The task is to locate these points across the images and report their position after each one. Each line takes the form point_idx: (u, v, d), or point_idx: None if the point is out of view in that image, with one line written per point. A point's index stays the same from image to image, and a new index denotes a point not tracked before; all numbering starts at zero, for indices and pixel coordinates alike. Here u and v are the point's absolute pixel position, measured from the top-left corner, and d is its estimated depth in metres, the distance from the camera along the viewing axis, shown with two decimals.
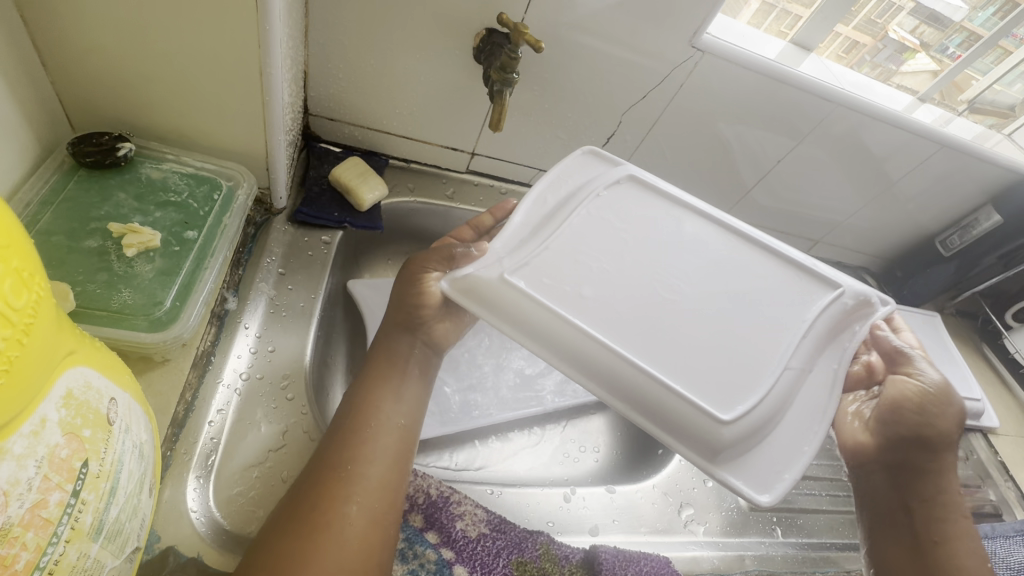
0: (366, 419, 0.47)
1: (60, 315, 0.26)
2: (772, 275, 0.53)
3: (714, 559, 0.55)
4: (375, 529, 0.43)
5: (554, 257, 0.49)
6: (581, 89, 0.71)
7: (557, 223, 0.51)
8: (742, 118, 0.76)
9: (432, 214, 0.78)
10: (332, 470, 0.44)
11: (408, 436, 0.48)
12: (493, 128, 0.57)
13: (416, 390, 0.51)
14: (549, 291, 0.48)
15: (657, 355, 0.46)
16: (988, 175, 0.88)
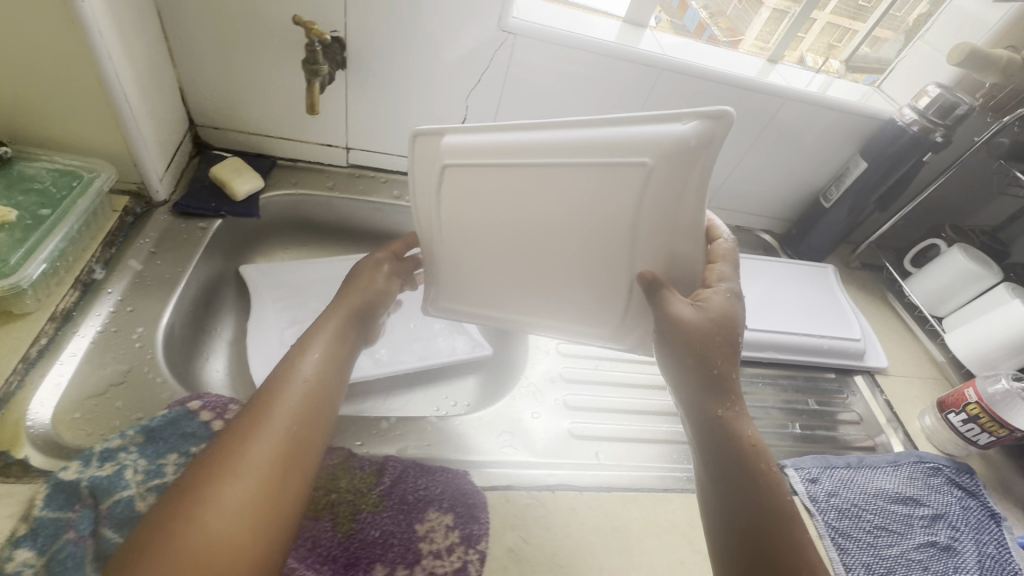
0: (281, 379, 0.52)
1: None
2: (590, 173, 0.54)
3: (519, 475, 0.60)
4: (281, 467, 0.46)
5: (457, 278, 0.70)
6: (420, 80, 0.80)
7: (441, 245, 0.67)
8: (578, 92, 0.83)
9: (316, 205, 0.89)
10: (246, 421, 0.48)
11: (325, 393, 0.53)
12: (309, 111, 0.65)
13: (334, 358, 0.57)
14: (460, 300, 0.73)
15: (542, 298, 0.68)
16: (846, 123, 0.91)
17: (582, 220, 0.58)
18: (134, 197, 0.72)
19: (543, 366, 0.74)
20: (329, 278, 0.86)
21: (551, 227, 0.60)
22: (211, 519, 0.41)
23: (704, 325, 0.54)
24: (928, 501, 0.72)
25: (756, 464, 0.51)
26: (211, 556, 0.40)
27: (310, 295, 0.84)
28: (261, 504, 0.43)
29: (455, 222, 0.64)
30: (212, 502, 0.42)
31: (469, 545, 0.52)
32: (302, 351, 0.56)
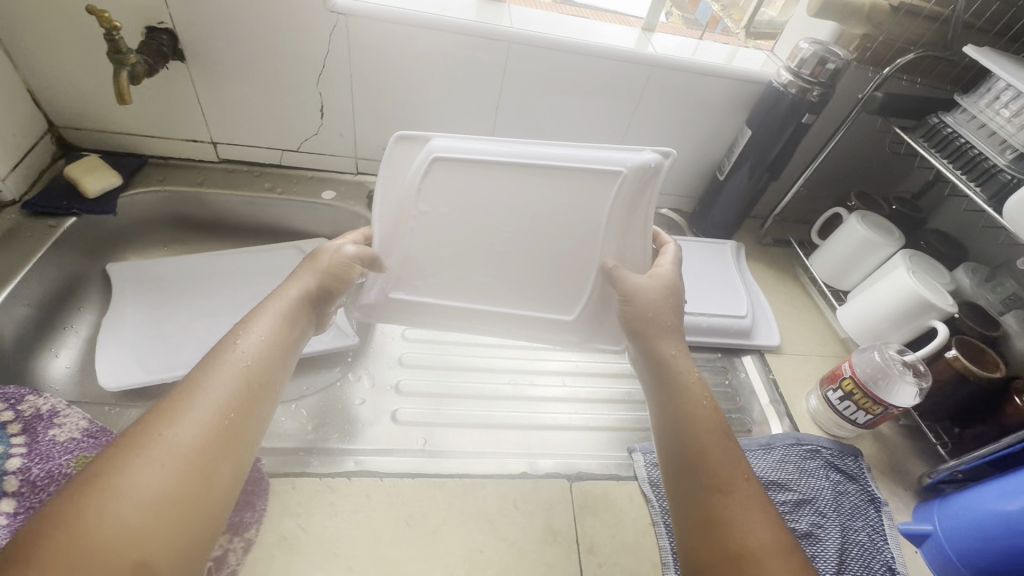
0: (218, 357, 0.47)
1: None
2: (554, 181, 0.62)
3: (319, 460, 0.58)
4: (207, 450, 0.42)
5: (419, 265, 0.65)
6: (266, 69, 0.79)
7: (406, 228, 0.64)
8: (431, 71, 0.80)
9: (186, 201, 0.89)
10: (164, 403, 0.43)
11: (264, 373, 0.48)
12: (122, 101, 0.65)
13: (284, 335, 0.52)
14: (418, 290, 0.66)
15: (509, 293, 0.66)
16: (727, 89, 0.87)
17: (545, 222, 0.64)
18: None
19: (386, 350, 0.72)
20: (199, 274, 0.88)
21: (521, 222, 0.64)
22: (109, 507, 0.36)
23: (654, 291, 0.60)
24: (795, 486, 0.66)
25: (698, 418, 0.51)
26: (113, 547, 0.35)
27: (176, 291, 0.85)
28: (189, 489, 0.39)
29: (428, 210, 0.63)
30: (123, 484, 0.37)
31: (234, 534, 0.50)
32: (244, 327, 0.51)
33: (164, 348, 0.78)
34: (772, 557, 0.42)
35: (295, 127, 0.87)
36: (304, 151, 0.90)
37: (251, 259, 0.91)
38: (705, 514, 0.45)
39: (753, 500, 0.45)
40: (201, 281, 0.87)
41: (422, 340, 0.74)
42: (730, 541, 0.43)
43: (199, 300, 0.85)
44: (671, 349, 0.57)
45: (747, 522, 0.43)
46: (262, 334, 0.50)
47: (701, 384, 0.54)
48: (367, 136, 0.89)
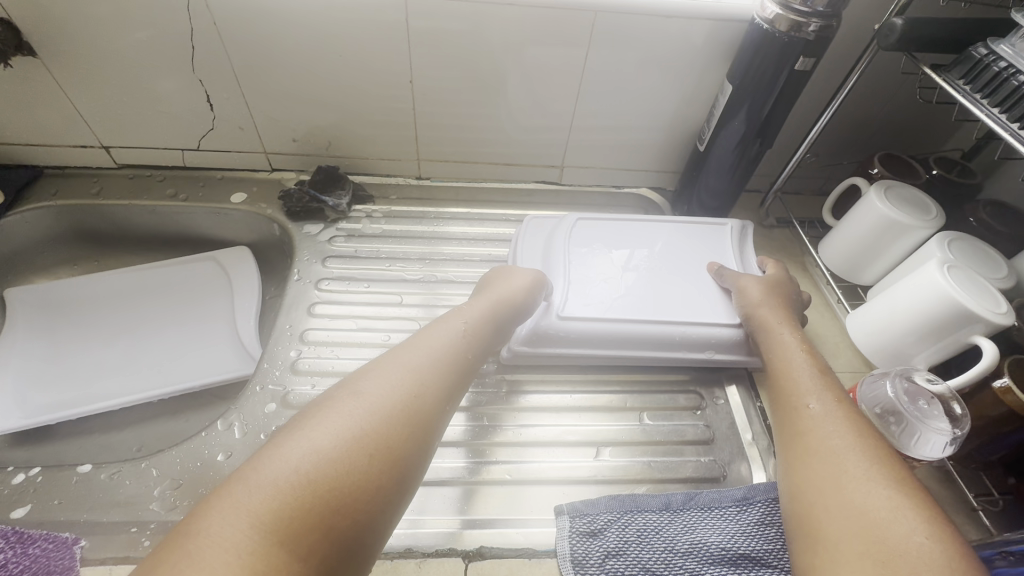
0: (424, 332, 0.51)
1: None
2: (677, 231, 0.74)
3: (156, 537, 0.48)
4: (401, 413, 0.40)
5: (576, 287, 0.66)
6: (126, 56, 0.67)
7: (558, 264, 0.69)
8: (319, 40, 0.67)
9: (84, 215, 0.80)
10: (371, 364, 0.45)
11: (458, 356, 0.49)
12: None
13: (475, 328, 0.53)
14: (589, 309, 0.64)
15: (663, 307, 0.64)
16: (699, 34, 0.68)
17: (678, 259, 0.70)
18: None
19: (267, 388, 0.61)
20: (102, 294, 0.79)
21: (655, 259, 0.70)
22: (302, 442, 0.36)
23: (758, 283, 0.62)
24: (777, 561, 0.49)
25: (794, 367, 0.52)
26: (333, 454, 0.36)
27: (74, 317, 0.77)
28: (383, 447, 0.38)
29: (571, 256, 0.70)
30: (325, 422, 0.38)
31: None
32: (457, 320, 0.54)
33: (55, 386, 0.71)
34: (848, 454, 0.41)
35: (185, 122, 0.75)
36: (204, 149, 0.79)
37: (158, 274, 0.82)
38: (795, 434, 0.46)
39: (848, 420, 0.44)
40: (104, 302, 0.79)
41: (314, 373, 0.62)
42: (812, 447, 0.43)
43: (98, 325, 0.77)
44: (772, 315, 0.59)
45: (825, 434, 0.43)
46: (461, 324, 0.53)
47: (803, 342, 0.54)
48: (269, 127, 0.77)
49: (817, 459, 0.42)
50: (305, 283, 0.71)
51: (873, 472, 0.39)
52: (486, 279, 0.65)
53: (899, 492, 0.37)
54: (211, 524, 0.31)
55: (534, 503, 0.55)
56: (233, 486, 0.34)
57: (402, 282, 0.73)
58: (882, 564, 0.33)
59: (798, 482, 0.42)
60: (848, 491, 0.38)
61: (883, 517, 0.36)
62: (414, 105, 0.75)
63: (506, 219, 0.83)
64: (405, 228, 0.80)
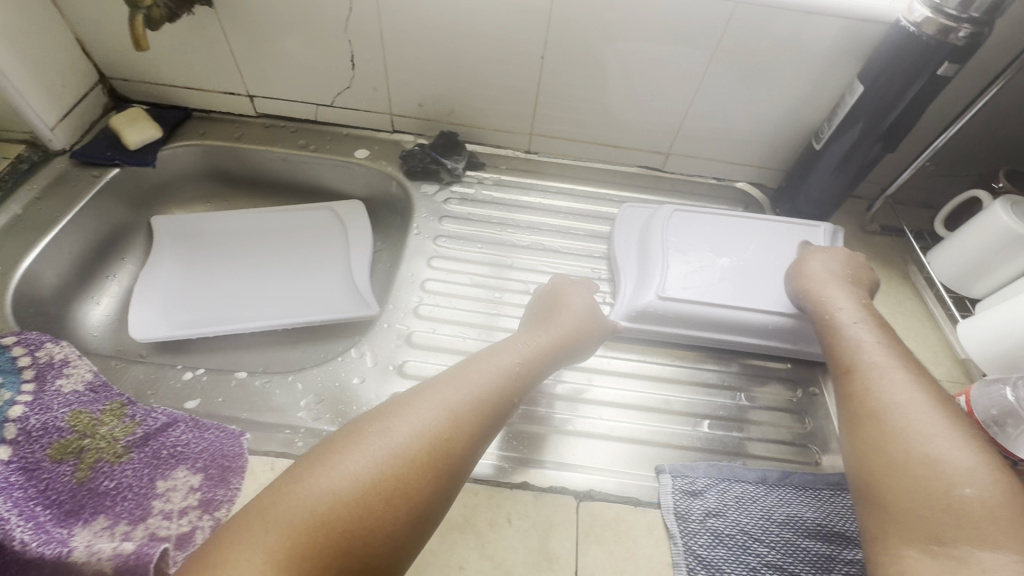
0: (462, 363, 0.53)
1: None
2: (781, 227, 0.76)
3: (306, 440, 0.54)
4: (424, 457, 0.44)
5: (675, 271, 0.69)
6: (290, 12, 0.73)
7: (658, 248, 0.72)
8: (466, 10, 0.71)
9: (224, 156, 0.87)
10: (399, 399, 0.48)
11: (498, 393, 0.51)
12: (139, 49, 0.63)
13: (518, 364, 0.54)
14: (688, 292, 0.67)
15: (762, 296, 0.67)
16: (835, 33, 0.68)
17: (779, 254, 0.73)
18: (30, 146, 0.76)
19: (393, 326, 0.66)
20: (231, 230, 0.87)
21: (755, 252, 0.73)
22: (318, 480, 0.40)
23: (821, 254, 0.66)
24: None
25: (849, 331, 0.56)
26: (342, 499, 0.40)
27: (208, 246, 0.85)
28: (397, 489, 0.41)
29: (673, 242, 0.73)
30: (344, 461, 0.42)
31: (205, 510, 0.48)
32: (498, 355, 0.55)
33: (193, 305, 0.79)
34: (908, 415, 0.47)
35: (326, 79, 0.81)
36: (337, 106, 0.85)
37: (282, 218, 0.89)
38: (855, 395, 0.51)
39: (908, 381, 0.50)
40: (234, 238, 0.86)
41: (434, 319, 0.67)
42: (868, 407, 0.49)
43: (228, 257, 0.84)
44: (827, 285, 0.62)
45: (887, 393, 0.49)
46: (503, 360, 0.54)
47: (868, 309, 0.59)
48: (400, 91, 0.82)
49: (873, 421, 0.48)
50: (423, 238, 0.76)
51: (926, 428, 0.46)
52: (545, 290, 0.67)
53: (949, 450, 0.44)
54: (236, 557, 0.37)
55: (577, 450, 0.58)
56: (259, 519, 0.39)
57: (512, 247, 0.77)
58: (929, 516, 0.41)
59: (856, 434, 0.49)
60: (902, 448, 0.45)
61: (919, 475, 0.43)
62: (539, 81, 0.79)
63: (608, 198, 0.86)
64: (514, 198, 0.84)
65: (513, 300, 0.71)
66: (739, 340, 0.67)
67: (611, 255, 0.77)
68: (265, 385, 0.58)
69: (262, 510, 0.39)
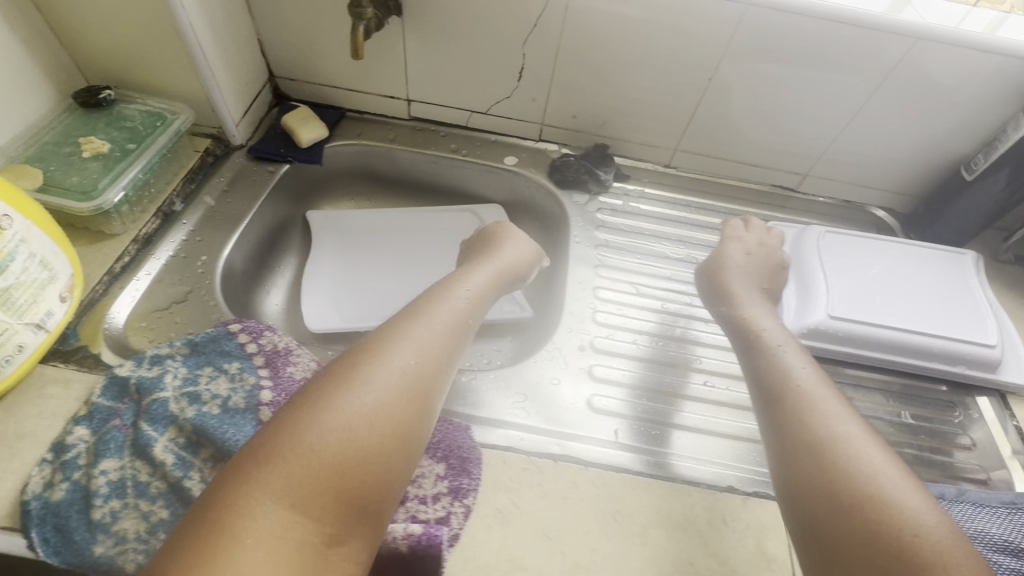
0: (425, 312, 0.53)
1: None
2: (927, 253, 0.79)
3: (524, 436, 0.57)
4: (407, 394, 0.45)
5: (838, 291, 0.72)
6: (476, 25, 0.76)
7: (816, 268, 0.75)
8: (648, 31, 0.74)
9: (377, 157, 0.91)
10: (377, 345, 0.48)
11: (450, 333, 0.53)
12: (354, 56, 0.66)
13: (462, 317, 0.55)
14: (854, 312, 0.70)
15: (924, 320, 0.71)
16: (1005, 71, 0.71)
17: (931, 279, 0.76)
18: (215, 140, 0.79)
19: (574, 331, 0.70)
20: (382, 228, 0.90)
21: (908, 276, 0.76)
22: (331, 418, 0.41)
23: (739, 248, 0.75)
24: None
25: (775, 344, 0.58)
26: (347, 440, 0.40)
27: (362, 242, 0.88)
28: (380, 440, 0.42)
29: (830, 262, 0.76)
30: (338, 410, 0.42)
31: (455, 497, 0.51)
32: (447, 308, 0.55)
33: (355, 296, 0.82)
34: (865, 443, 0.46)
35: (490, 88, 0.84)
36: (492, 113, 0.88)
37: (428, 219, 0.92)
38: (791, 420, 0.49)
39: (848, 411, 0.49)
40: (385, 235, 0.90)
41: (609, 326, 0.71)
42: (817, 437, 0.47)
43: (381, 254, 0.88)
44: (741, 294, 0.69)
45: (819, 415, 0.48)
46: (453, 312, 0.55)
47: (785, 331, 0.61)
48: (558, 103, 0.85)
49: (839, 462, 0.44)
50: (584, 246, 0.80)
51: (868, 454, 0.45)
52: (482, 233, 0.75)
53: (893, 468, 0.44)
54: (259, 499, 0.36)
55: (697, 445, 0.61)
56: (269, 458, 0.38)
57: (667, 259, 0.81)
58: (877, 548, 0.39)
59: (798, 458, 0.46)
60: (869, 465, 0.43)
61: (881, 491, 0.42)
62: (699, 100, 0.82)
63: (746, 214, 0.89)
64: (661, 210, 0.87)
65: (677, 309, 0.75)
66: (901, 360, 0.70)
67: None
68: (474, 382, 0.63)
69: (262, 457, 0.38)
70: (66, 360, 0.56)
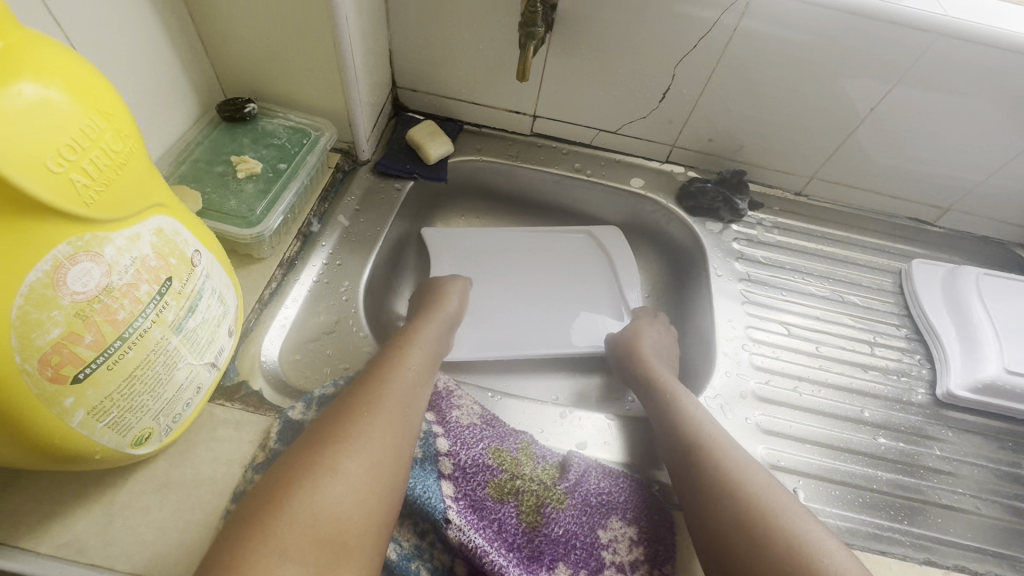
0: (388, 375, 0.53)
1: (152, 177, 0.41)
2: None
3: None
4: (386, 464, 0.46)
5: (1013, 340, 0.66)
6: (629, 43, 0.72)
7: (980, 312, 0.69)
8: (817, 58, 0.69)
9: (496, 173, 0.87)
10: (344, 412, 0.49)
11: (414, 393, 0.54)
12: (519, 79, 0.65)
13: (415, 381, 0.55)
14: None
15: None
16: None
17: None
18: (344, 155, 0.76)
19: (733, 376, 0.66)
20: (496, 245, 0.85)
21: None
22: (320, 486, 0.42)
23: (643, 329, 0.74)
24: None
25: (689, 407, 0.58)
26: (333, 511, 0.42)
27: (478, 259, 0.83)
28: (365, 511, 0.43)
29: (997, 304, 0.70)
30: (320, 486, 0.42)
31: (656, 566, 0.49)
32: (401, 370, 0.55)
33: (480, 322, 0.77)
34: (731, 500, 0.48)
35: (626, 107, 0.80)
36: (621, 133, 0.84)
37: (543, 237, 0.86)
38: (710, 487, 0.50)
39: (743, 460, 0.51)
40: (500, 252, 0.84)
41: (766, 371, 0.67)
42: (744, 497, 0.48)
43: (497, 273, 0.82)
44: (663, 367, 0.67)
45: (740, 479, 0.49)
46: (400, 380, 0.54)
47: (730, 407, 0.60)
48: (696, 125, 0.81)
49: (728, 518, 0.47)
50: (727, 281, 0.76)
51: (807, 525, 0.46)
52: (428, 283, 0.72)
53: (810, 528, 0.46)
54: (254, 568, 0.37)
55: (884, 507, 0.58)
56: (274, 529, 0.39)
57: (812, 296, 0.76)
58: None
59: (718, 524, 0.47)
60: (745, 525, 0.46)
61: (777, 558, 0.43)
62: (854, 130, 0.77)
63: (885, 249, 0.84)
64: (798, 243, 0.83)
65: (832, 354, 0.70)
66: None
67: (918, 315, 0.75)
68: (642, 430, 0.60)
69: (261, 528, 0.39)
70: (232, 398, 0.53)
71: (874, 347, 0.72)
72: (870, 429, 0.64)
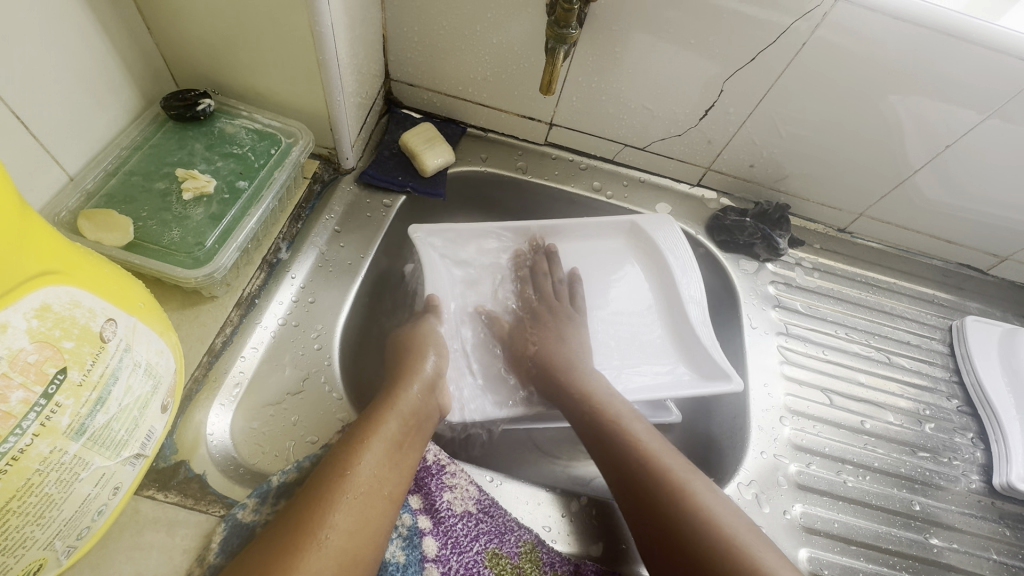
0: (338, 486, 0.40)
1: (34, 236, 0.30)
2: None
3: None
4: None
5: None
6: (673, 50, 0.60)
7: None
8: (892, 84, 0.58)
9: (503, 187, 0.75)
10: (265, 548, 0.36)
11: (369, 513, 0.41)
12: (544, 91, 0.54)
13: (367, 496, 0.41)
14: None
15: None
16: None
17: None
18: (324, 162, 0.63)
19: (771, 457, 0.57)
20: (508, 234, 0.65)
21: None
22: None
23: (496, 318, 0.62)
24: None
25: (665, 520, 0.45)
26: None
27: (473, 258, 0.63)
28: None
29: None
30: None
31: None
32: (357, 488, 0.41)
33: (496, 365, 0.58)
34: None
35: (660, 123, 0.69)
36: (649, 150, 0.73)
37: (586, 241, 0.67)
38: None
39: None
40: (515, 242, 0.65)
41: (806, 451, 0.59)
42: None
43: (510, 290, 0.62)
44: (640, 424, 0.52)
45: None
46: (356, 493, 0.41)
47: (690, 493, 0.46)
48: (738, 147, 0.70)
49: None
50: (764, 335, 0.67)
51: None
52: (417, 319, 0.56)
53: None
54: None
55: None
56: None
57: (855, 355, 0.67)
58: None
59: None
60: None
61: None
62: (920, 168, 0.66)
63: (934, 300, 0.76)
64: (841, 288, 0.73)
65: (879, 431, 0.62)
66: None
67: (971, 383, 0.66)
68: None
69: None
70: (165, 487, 0.42)
71: (923, 423, 0.64)
72: (917, 525, 0.57)
